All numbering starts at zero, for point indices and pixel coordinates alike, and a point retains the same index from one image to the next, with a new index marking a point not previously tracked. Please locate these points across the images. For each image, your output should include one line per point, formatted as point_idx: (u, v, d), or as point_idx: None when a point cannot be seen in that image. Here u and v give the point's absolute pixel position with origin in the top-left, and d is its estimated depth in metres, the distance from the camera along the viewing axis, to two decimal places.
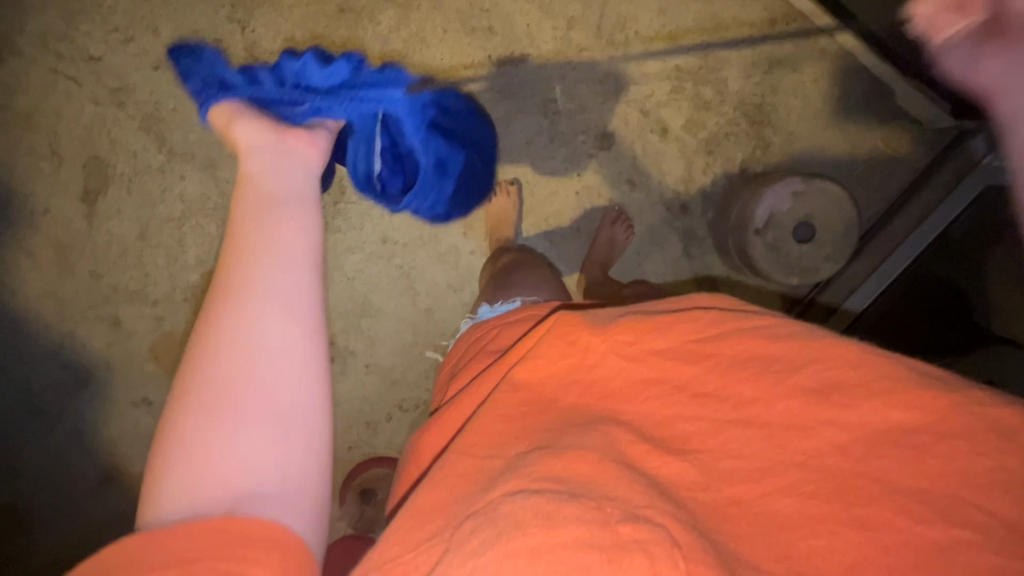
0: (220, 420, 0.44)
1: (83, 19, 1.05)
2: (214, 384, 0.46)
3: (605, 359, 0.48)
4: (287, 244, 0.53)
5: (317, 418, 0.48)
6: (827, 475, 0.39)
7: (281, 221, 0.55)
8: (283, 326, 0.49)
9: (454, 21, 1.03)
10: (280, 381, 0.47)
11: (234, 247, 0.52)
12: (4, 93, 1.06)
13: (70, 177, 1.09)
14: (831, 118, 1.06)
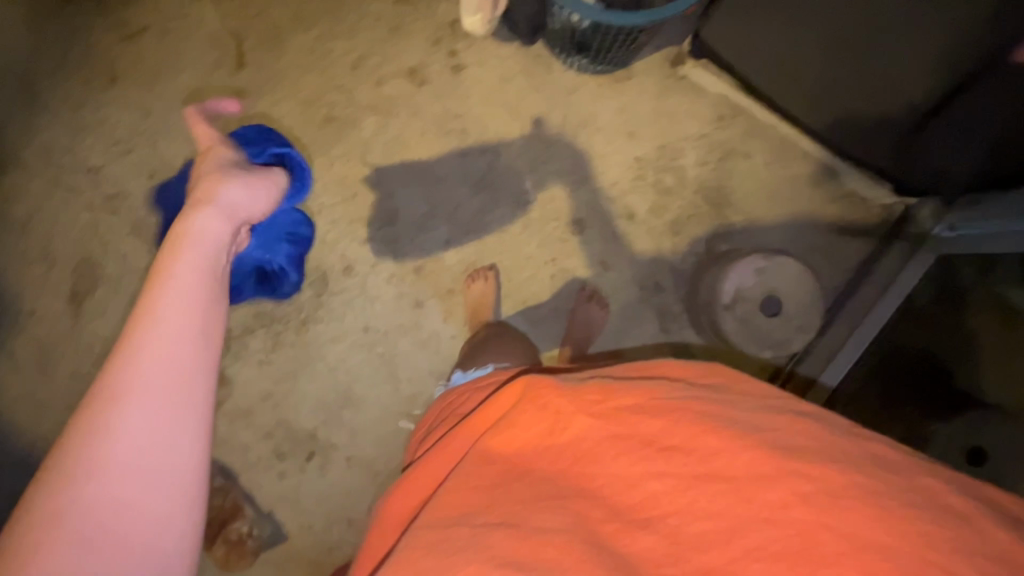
0: (61, 491, 0.41)
1: (86, 134, 1.11)
2: (109, 459, 0.42)
3: (575, 420, 0.47)
4: (167, 321, 0.48)
5: (182, 503, 0.44)
6: (792, 533, 0.38)
7: (176, 290, 0.50)
8: (167, 406, 0.45)
9: (431, 124, 1.11)
10: (134, 453, 0.43)
11: (141, 322, 0.48)
12: (3, 203, 1.11)
13: (60, 280, 1.13)
14: (787, 198, 1.11)
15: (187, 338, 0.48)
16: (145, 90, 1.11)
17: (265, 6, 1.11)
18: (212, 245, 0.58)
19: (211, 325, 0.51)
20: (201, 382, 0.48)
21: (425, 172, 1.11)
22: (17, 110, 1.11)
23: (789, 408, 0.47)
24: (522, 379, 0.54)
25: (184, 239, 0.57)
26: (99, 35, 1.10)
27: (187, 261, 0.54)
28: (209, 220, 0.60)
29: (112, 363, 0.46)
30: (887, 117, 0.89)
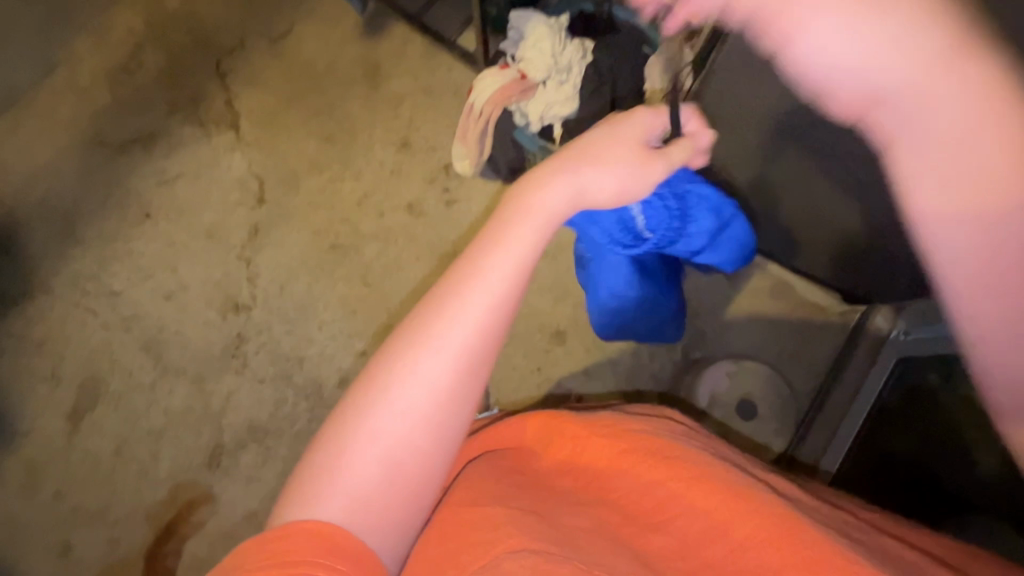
0: (372, 401, 0.44)
1: (113, 262, 1.23)
2: (413, 379, 0.44)
3: (590, 443, 0.56)
4: (515, 256, 0.47)
5: (443, 441, 0.45)
6: (774, 523, 0.44)
7: (531, 220, 0.48)
8: (470, 343, 0.45)
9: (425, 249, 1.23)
10: (434, 381, 0.44)
11: (475, 256, 0.46)
12: (26, 325, 1.21)
13: (64, 396, 1.17)
14: (751, 309, 1.19)
15: (510, 268, 0.46)
16: (173, 224, 1.25)
17: (286, 153, 1.28)
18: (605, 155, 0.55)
19: (525, 269, 0.47)
20: (502, 328, 0.47)
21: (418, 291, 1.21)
22: (57, 243, 1.24)
23: (759, 468, 0.57)
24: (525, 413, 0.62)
25: (571, 152, 0.54)
26: (141, 180, 1.27)
27: (601, 177, 0.54)
28: (605, 155, 0.55)
29: (445, 286, 0.46)
30: (829, 248, 0.98)
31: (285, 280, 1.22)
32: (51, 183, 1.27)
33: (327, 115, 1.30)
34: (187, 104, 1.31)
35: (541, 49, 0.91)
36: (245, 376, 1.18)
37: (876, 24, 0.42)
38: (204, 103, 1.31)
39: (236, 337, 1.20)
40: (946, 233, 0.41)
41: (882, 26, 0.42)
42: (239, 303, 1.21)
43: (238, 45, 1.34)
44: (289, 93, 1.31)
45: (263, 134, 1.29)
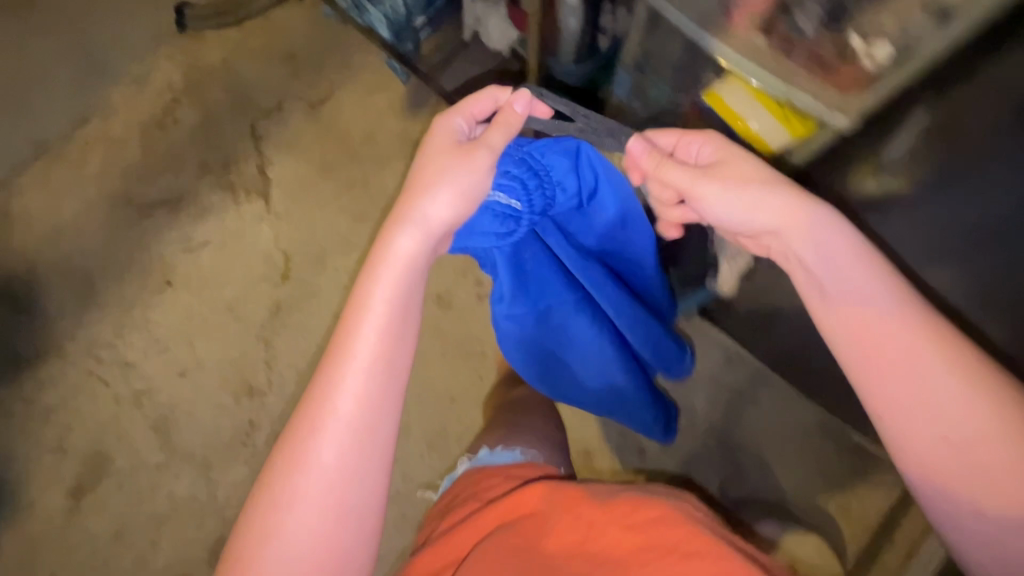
0: (276, 492, 0.56)
1: (130, 330, 1.19)
2: (319, 453, 0.56)
3: (607, 531, 0.63)
4: (373, 337, 0.58)
5: (363, 486, 0.58)
6: None
7: (387, 281, 0.60)
8: (357, 413, 0.57)
9: (452, 346, 1.17)
10: (337, 458, 0.56)
11: (347, 349, 0.58)
12: (37, 389, 1.17)
13: (68, 469, 1.13)
14: (796, 445, 1.10)
15: (376, 345, 0.58)
16: (194, 295, 1.20)
17: (315, 227, 1.22)
18: (429, 237, 0.62)
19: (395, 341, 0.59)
20: (394, 372, 0.59)
21: (441, 392, 1.15)
22: (76, 304, 1.20)
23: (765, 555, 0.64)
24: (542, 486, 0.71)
25: (402, 220, 0.61)
26: (165, 244, 1.22)
27: (437, 199, 0.60)
28: (433, 209, 0.61)
29: (325, 381, 0.57)
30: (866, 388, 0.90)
31: (304, 367, 1.16)
32: (75, 238, 1.23)
33: (360, 189, 1.23)
34: (219, 166, 1.26)
35: None
36: (255, 467, 1.12)
37: (771, 217, 0.61)
38: (236, 167, 1.25)
39: (248, 424, 1.14)
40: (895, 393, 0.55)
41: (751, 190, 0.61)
42: (254, 387, 1.16)
43: (276, 107, 1.28)
44: (325, 163, 1.25)
45: (294, 204, 1.23)
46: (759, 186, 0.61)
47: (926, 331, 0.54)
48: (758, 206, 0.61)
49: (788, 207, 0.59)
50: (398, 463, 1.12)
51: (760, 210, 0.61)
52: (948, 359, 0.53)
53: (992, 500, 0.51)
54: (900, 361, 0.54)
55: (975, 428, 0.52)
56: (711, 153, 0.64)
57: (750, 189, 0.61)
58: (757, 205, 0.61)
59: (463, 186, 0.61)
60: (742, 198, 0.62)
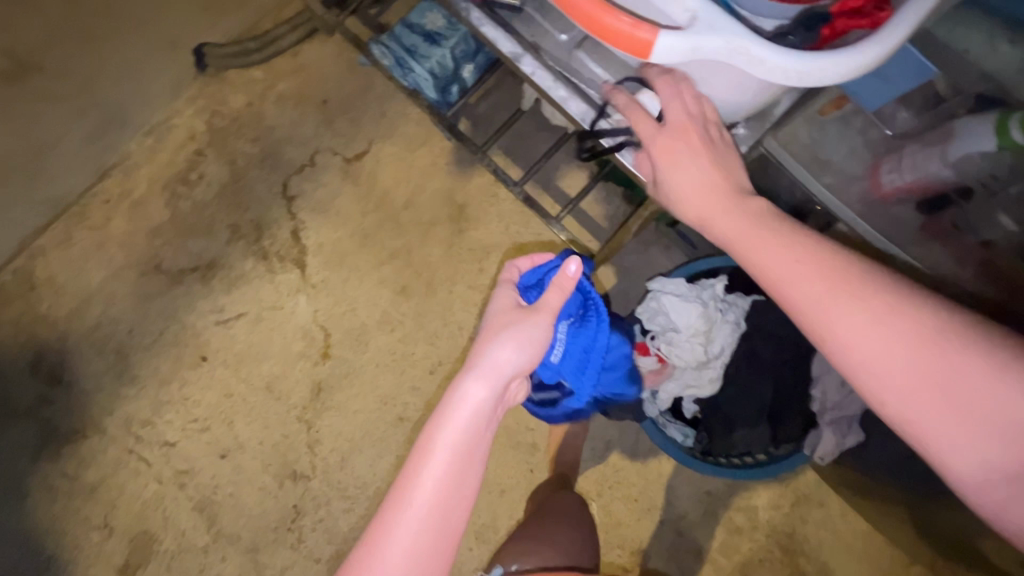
0: None
1: (168, 408, 1.14)
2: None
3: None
4: (435, 482, 0.45)
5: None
6: None
7: (456, 432, 0.47)
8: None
9: (501, 434, 1.11)
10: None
11: (403, 492, 0.45)
12: (78, 467, 1.14)
13: (116, 547, 1.12)
14: (860, 553, 1.06)
15: (439, 485, 0.45)
16: (231, 371, 1.15)
17: (355, 301, 1.15)
18: (504, 375, 0.50)
19: (463, 487, 0.46)
20: (444, 544, 0.45)
21: (490, 483, 1.10)
22: (110, 378, 1.16)
23: None
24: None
25: (478, 367, 0.50)
26: (197, 316, 1.16)
27: (508, 347, 0.51)
28: (503, 351, 0.51)
29: (376, 527, 0.45)
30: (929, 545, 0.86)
31: (347, 451, 1.12)
32: (104, 308, 1.17)
33: (402, 259, 1.15)
34: (250, 230, 1.17)
35: (694, 339, 0.73)
36: (301, 553, 1.10)
37: (696, 192, 0.52)
38: (268, 231, 1.17)
39: (293, 508, 1.12)
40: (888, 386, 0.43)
41: (687, 163, 0.52)
42: (298, 471, 1.12)
43: (309, 164, 1.17)
44: (362, 229, 1.16)
45: (331, 274, 1.15)
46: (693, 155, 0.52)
47: (836, 272, 0.45)
48: (693, 157, 0.52)
49: (707, 183, 0.52)
50: None
51: (695, 168, 0.52)
52: (863, 304, 0.44)
53: (951, 434, 0.41)
54: (802, 290, 0.46)
55: (971, 388, 0.40)
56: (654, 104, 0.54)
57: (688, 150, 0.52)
58: (694, 171, 0.52)
59: (536, 335, 0.52)
60: (681, 171, 0.52)
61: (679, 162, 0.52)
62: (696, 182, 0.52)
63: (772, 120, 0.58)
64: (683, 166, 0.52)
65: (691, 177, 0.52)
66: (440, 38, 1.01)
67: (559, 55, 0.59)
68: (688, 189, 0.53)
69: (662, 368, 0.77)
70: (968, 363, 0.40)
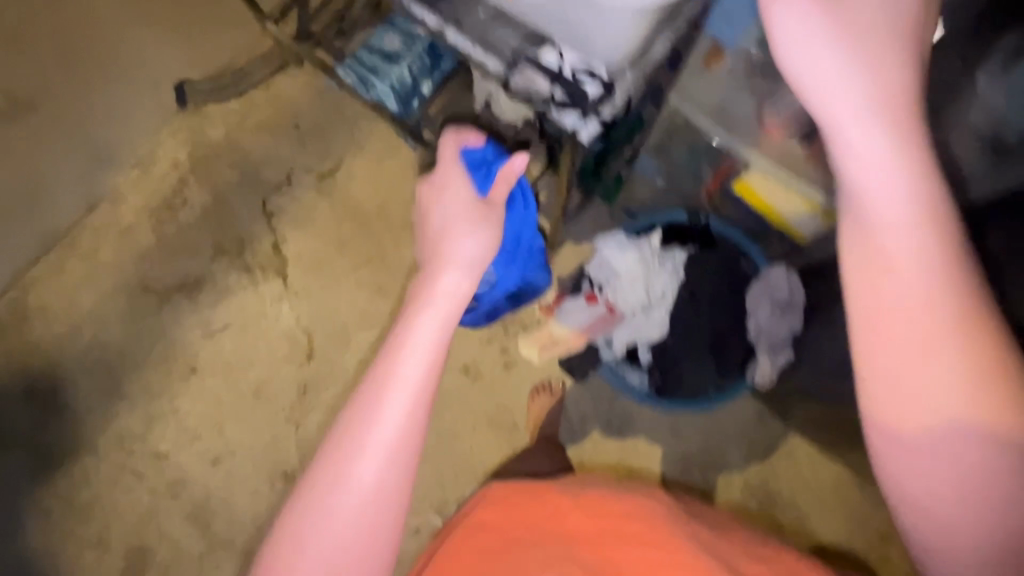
0: (326, 473, 0.55)
1: (159, 421, 1.19)
2: (369, 439, 0.55)
3: (571, 514, 0.85)
4: (424, 341, 0.61)
5: (394, 519, 0.57)
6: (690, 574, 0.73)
7: (427, 330, 0.62)
8: (389, 440, 0.55)
9: (481, 417, 1.17)
10: (374, 471, 0.55)
11: (383, 374, 0.58)
12: (72, 487, 1.17)
13: (111, 563, 1.14)
14: (832, 501, 1.10)
15: (430, 338, 0.61)
16: (219, 381, 1.20)
17: (336, 305, 1.22)
18: (454, 288, 0.68)
19: (434, 366, 0.59)
20: (420, 411, 0.57)
21: (474, 465, 1.15)
22: (102, 397, 1.20)
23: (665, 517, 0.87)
24: (505, 488, 0.97)
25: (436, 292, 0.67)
26: (185, 331, 1.22)
27: (465, 244, 0.71)
28: (460, 244, 0.71)
29: (360, 405, 0.57)
30: None
31: None
32: (96, 331, 1.22)
33: (377, 262, 1.23)
34: (233, 247, 1.25)
35: (633, 282, 0.84)
36: None
37: (880, 124, 0.46)
38: (250, 246, 1.25)
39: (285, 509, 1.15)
40: (886, 424, 0.47)
41: (867, 83, 0.47)
42: (288, 471, 1.16)
43: (285, 183, 1.27)
44: (338, 237, 1.24)
45: (312, 282, 1.23)
46: (853, 98, 0.47)
47: (975, 322, 0.45)
48: (866, 75, 0.47)
49: (863, 99, 0.46)
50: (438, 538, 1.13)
51: (865, 80, 0.47)
52: (969, 365, 0.44)
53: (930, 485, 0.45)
54: (889, 313, 0.46)
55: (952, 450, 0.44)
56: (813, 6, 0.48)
57: (848, 85, 0.47)
58: (861, 112, 0.46)
59: (474, 259, 0.72)
60: (858, 107, 0.46)
61: (844, 66, 0.47)
62: (863, 102, 0.46)
63: (651, 59, 0.63)
64: (850, 102, 0.47)
65: (845, 87, 0.47)
66: (397, 56, 1.13)
67: (476, 27, 0.69)
68: (839, 120, 0.47)
69: (613, 315, 0.85)
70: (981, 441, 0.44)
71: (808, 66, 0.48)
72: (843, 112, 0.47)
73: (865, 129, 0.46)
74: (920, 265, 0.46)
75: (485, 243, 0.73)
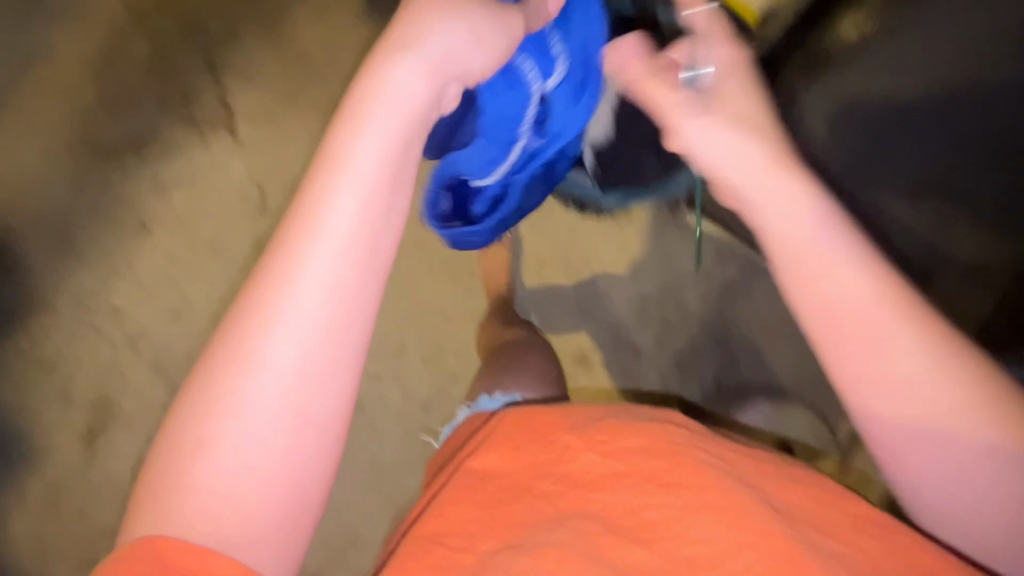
0: (208, 403, 0.40)
1: (114, 278, 1.18)
2: (265, 363, 0.40)
3: (582, 454, 0.59)
4: (358, 212, 0.41)
5: (312, 493, 0.41)
6: (775, 551, 0.47)
7: (355, 187, 0.41)
8: (301, 375, 0.40)
9: (438, 266, 1.16)
10: (277, 417, 0.40)
11: (287, 266, 0.40)
12: (32, 342, 1.16)
13: (75, 417, 1.15)
14: (797, 337, 1.09)
15: (361, 203, 0.41)
16: (172, 237, 1.18)
17: (287, 158, 1.19)
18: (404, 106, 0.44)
19: (369, 251, 0.41)
20: (357, 330, 0.42)
21: (432, 311, 1.15)
22: (55, 255, 1.18)
23: (752, 489, 0.54)
24: (518, 418, 0.68)
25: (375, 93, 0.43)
26: (134, 187, 1.19)
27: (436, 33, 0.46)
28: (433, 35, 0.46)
29: (257, 315, 0.40)
30: None
31: None
32: (44, 190, 1.19)
33: (328, 112, 1.19)
34: (179, 101, 1.21)
35: None
36: None
37: (769, 183, 0.49)
38: (197, 101, 1.21)
39: None
40: (905, 460, 0.45)
41: (747, 140, 0.52)
42: None
43: (230, 33, 1.21)
44: (288, 89, 1.20)
45: (263, 136, 1.20)
46: (750, 160, 0.50)
47: (932, 330, 0.45)
48: (744, 135, 0.52)
49: (755, 153, 0.51)
50: (398, 383, 1.14)
51: (743, 144, 0.51)
52: (937, 359, 0.44)
53: (936, 484, 0.45)
54: (849, 348, 0.45)
55: (958, 432, 0.43)
56: (682, 92, 0.56)
57: (738, 146, 0.51)
58: (767, 166, 0.50)
59: (447, 60, 0.47)
60: (746, 157, 0.51)
61: (722, 137, 0.52)
62: (753, 167, 0.50)
63: None
64: (739, 166, 0.51)
65: (732, 156, 0.51)
66: None
67: None
68: (760, 197, 0.49)
69: None
70: (973, 415, 0.43)
71: (707, 142, 0.53)
72: (737, 164, 0.51)
73: (742, 153, 0.51)
74: (879, 307, 0.45)
75: (477, 70, 0.50)
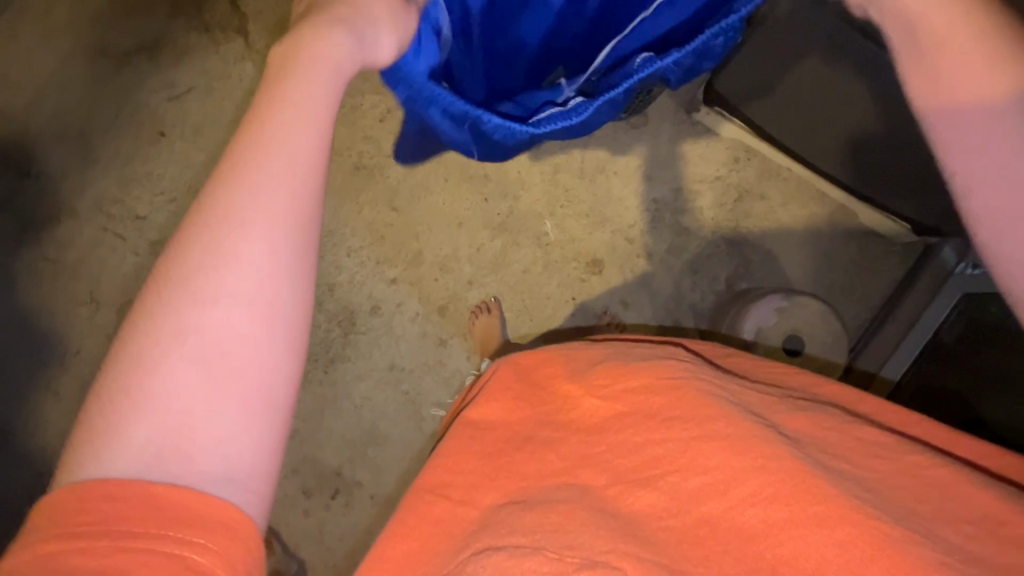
0: (152, 328, 0.38)
1: (135, 185, 1.20)
2: (214, 274, 0.39)
3: (582, 401, 0.57)
4: (295, 118, 0.42)
5: (282, 404, 0.40)
6: (783, 477, 0.42)
7: (285, 107, 0.42)
8: (252, 281, 0.39)
9: (454, 170, 1.17)
10: (232, 327, 0.38)
11: (225, 178, 0.40)
12: (58, 250, 1.19)
13: (104, 321, 1.18)
14: (804, 240, 1.14)
15: (298, 114, 0.42)
16: (190, 144, 1.20)
17: None
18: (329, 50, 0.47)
19: (310, 157, 0.42)
20: (303, 242, 0.41)
21: (448, 216, 1.16)
22: (75, 163, 1.19)
23: (762, 412, 0.50)
24: (511, 367, 0.68)
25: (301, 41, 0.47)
26: (149, 94, 1.20)
27: None
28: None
29: (197, 234, 0.39)
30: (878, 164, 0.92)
31: None
32: (59, 96, 1.19)
33: None
34: (189, 4, 1.19)
35: None
36: None
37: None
38: (207, 3, 1.20)
39: None
40: None
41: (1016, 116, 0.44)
42: None
43: None
44: None
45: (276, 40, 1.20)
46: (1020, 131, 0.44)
47: None
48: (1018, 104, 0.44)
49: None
50: (415, 286, 1.16)
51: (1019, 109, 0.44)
52: None
53: None
54: None
55: None
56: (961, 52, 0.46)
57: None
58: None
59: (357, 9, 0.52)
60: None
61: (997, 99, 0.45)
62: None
63: None
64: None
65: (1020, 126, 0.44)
66: None
67: None
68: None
69: None
70: None
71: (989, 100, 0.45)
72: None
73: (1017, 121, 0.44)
74: None
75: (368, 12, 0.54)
